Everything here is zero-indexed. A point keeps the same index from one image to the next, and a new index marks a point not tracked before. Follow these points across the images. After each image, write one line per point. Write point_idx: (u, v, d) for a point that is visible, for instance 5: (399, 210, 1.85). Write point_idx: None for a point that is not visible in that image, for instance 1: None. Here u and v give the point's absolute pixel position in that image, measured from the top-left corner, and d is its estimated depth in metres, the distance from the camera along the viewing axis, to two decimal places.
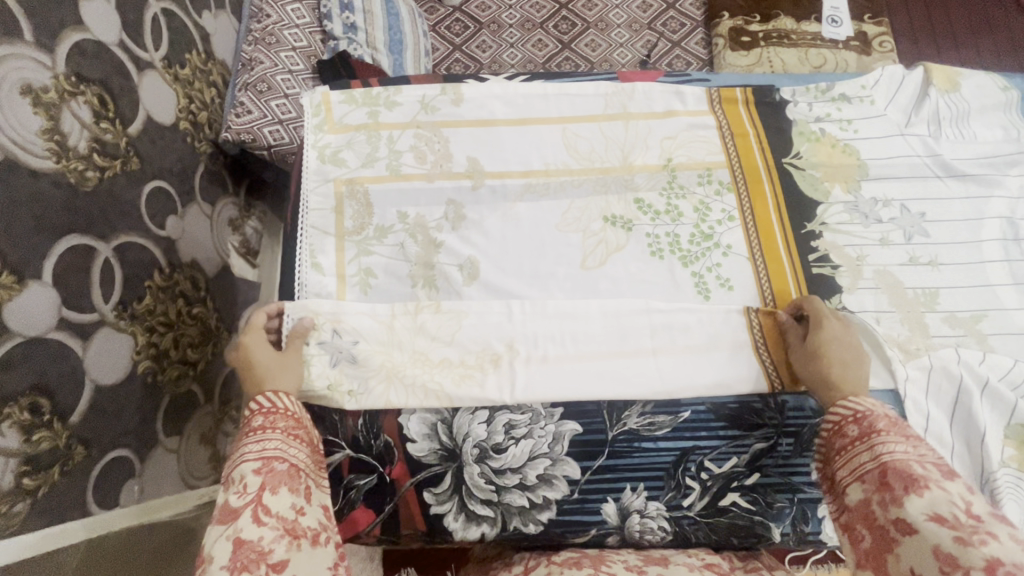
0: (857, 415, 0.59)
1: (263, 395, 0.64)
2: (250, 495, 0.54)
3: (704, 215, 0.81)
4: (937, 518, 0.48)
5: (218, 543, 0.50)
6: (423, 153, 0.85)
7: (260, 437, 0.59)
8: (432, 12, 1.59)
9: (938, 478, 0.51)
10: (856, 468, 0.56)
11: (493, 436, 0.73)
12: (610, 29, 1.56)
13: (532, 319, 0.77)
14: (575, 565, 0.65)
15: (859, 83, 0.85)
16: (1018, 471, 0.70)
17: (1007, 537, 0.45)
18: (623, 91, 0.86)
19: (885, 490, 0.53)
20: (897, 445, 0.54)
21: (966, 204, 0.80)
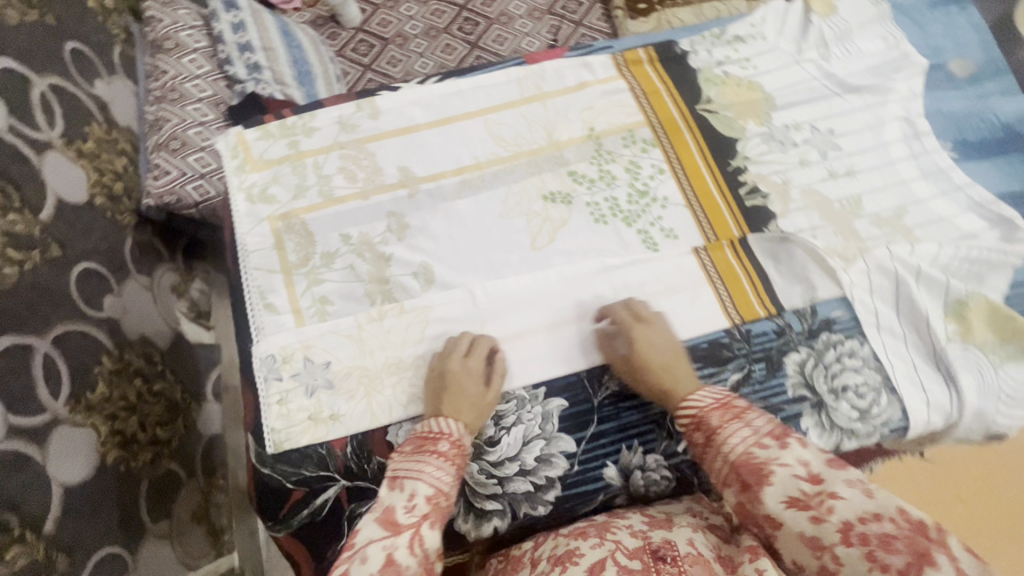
0: (696, 420, 0.61)
1: (441, 418, 0.66)
2: (416, 516, 0.57)
3: (636, 173, 0.84)
4: (792, 504, 0.52)
5: (373, 548, 0.53)
6: (352, 172, 0.84)
7: (441, 463, 0.61)
8: (335, 38, 1.57)
9: (776, 455, 0.55)
10: (715, 467, 0.59)
11: (484, 430, 0.73)
12: (513, 22, 1.58)
13: (496, 308, 0.78)
14: (581, 535, 0.62)
15: (748, 23, 0.90)
16: (964, 341, 0.75)
17: (846, 492, 0.50)
18: (534, 73, 0.88)
19: (745, 489, 0.55)
20: (735, 433, 0.58)
21: (867, 113, 0.86)
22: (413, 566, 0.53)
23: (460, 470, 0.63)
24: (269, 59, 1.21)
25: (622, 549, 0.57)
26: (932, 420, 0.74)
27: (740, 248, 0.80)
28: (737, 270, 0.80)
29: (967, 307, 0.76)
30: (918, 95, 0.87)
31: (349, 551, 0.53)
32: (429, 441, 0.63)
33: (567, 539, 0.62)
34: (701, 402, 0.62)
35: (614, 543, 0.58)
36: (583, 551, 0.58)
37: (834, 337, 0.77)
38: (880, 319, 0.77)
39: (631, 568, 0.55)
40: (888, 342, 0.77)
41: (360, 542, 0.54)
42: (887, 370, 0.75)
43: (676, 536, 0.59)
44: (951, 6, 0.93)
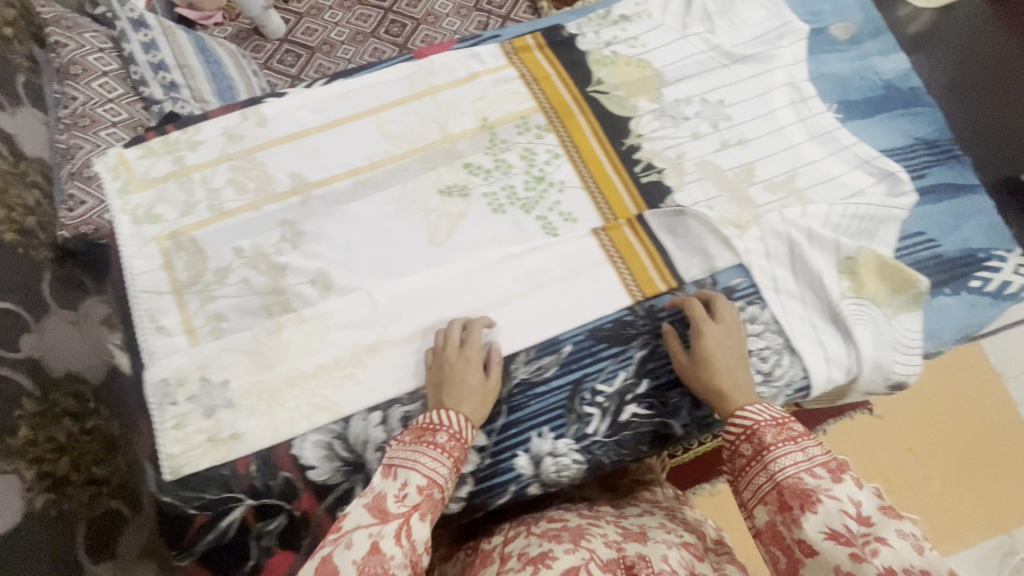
0: (748, 432, 0.61)
1: (445, 410, 0.65)
2: (407, 505, 0.56)
3: (532, 160, 0.83)
4: (832, 536, 0.51)
5: (359, 534, 0.53)
6: (241, 183, 0.82)
7: (438, 454, 0.61)
8: (260, 50, 1.56)
9: (827, 486, 0.53)
10: (756, 489, 0.59)
11: (392, 433, 0.72)
12: (440, 20, 1.60)
13: (397, 309, 0.76)
14: (554, 537, 0.63)
15: (632, 2, 0.90)
16: (858, 297, 0.77)
17: (896, 539, 0.48)
18: (423, 68, 0.87)
19: (785, 511, 0.55)
20: (788, 457, 0.57)
21: (754, 82, 0.87)
22: (399, 556, 0.53)
23: (456, 465, 0.63)
24: (187, 77, 1.14)
25: (594, 559, 0.58)
26: (833, 376, 0.75)
27: (638, 225, 0.81)
28: (637, 246, 0.80)
29: (859, 262, 0.77)
30: (801, 60, 0.88)
31: (336, 533, 0.53)
32: (427, 432, 0.63)
33: (540, 540, 0.63)
34: (753, 415, 0.62)
35: (587, 550, 0.59)
36: (555, 553, 0.59)
37: (735, 304, 0.78)
38: (778, 281, 0.79)
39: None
40: (788, 304, 0.78)
41: (348, 525, 0.54)
42: (788, 331, 0.77)
43: (651, 551, 0.61)
44: None
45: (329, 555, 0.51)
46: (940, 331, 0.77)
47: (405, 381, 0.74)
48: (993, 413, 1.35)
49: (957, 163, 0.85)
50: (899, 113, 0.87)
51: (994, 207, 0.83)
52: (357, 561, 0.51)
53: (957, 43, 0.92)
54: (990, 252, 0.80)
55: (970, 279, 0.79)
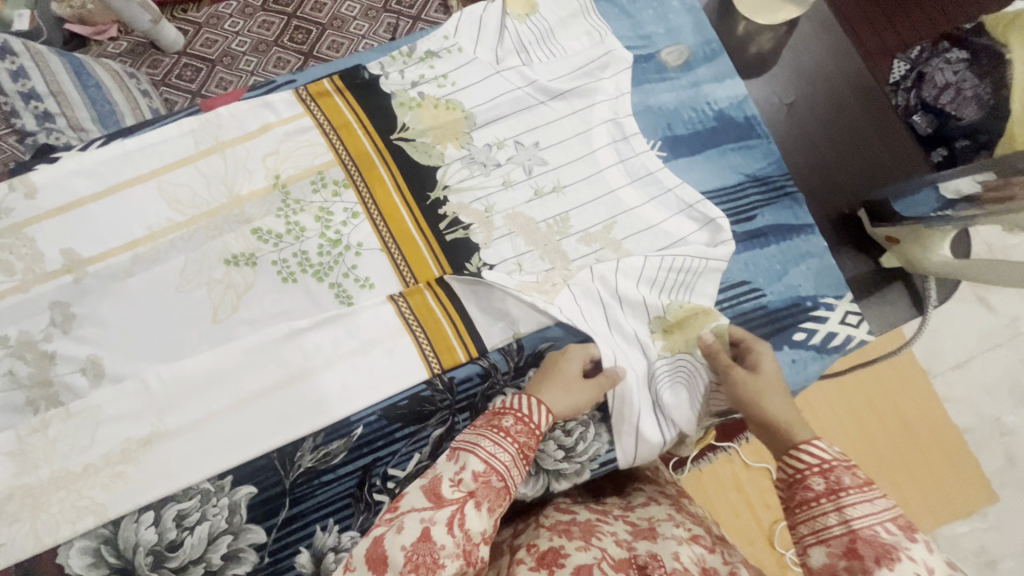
0: (823, 466, 0.50)
1: (519, 394, 0.59)
2: (462, 492, 0.51)
3: (328, 220, 0.77)
4: None
5: (411, 518, 0.48)
6: (8, 264, 0.74)
7: (500, 439, 0.54)
8: (155, 65, 1.40)
9: (906, 544, 0.43)
10: (819, 529, 0.47)
11: (164, 535, 0.67)
12: (347, 23, 1.46)
13: (174, 396, 0.71)
14: (564, 534, 0.58)
15: (440, 36, 0.83)
16: (674, 356, 0.72)
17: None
18: (209, 121, 0.80)
19: (852, 560, 0.44)
20: (865, 502, 0.46)
21: (572, 120, 0.80)
22: (450, 548, 0.48)
23: (523, 452, 0.56)
24: (63, 106, 1.04)
25: (608, 561, 0.54)
26: (642, 446, 0.70)
27: (439, 289, 0.74)
28: (438, 311, 0.74)
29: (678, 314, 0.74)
30: (625, 93, 0.81)
31: (391, 513, 0.50)
32: (493, 415, 0.57)
33: (551, 534, 0.59)
34: (827, 451, 0.51)
35: (601, 550, 0.55)
36: (568, 552, 0.55)
37: None
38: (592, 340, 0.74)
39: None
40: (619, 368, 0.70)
41: (403, 506, 0.50)
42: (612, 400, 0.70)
43: (662, 548, 0.55)
44: None
45: (382, 536, 0.48)
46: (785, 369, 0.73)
47: (180, 476, 0.69)
48: (905, 390, 1.35)
49: (791, 201, 0.79)
50: (729, 147, 0.81)
51: (828, 248, 0.78)
52: (407, 546, 0.46)
53: (795, 63, 0.85)
54: (817, 299, 0.75)
55: (796, 331, 0.74)
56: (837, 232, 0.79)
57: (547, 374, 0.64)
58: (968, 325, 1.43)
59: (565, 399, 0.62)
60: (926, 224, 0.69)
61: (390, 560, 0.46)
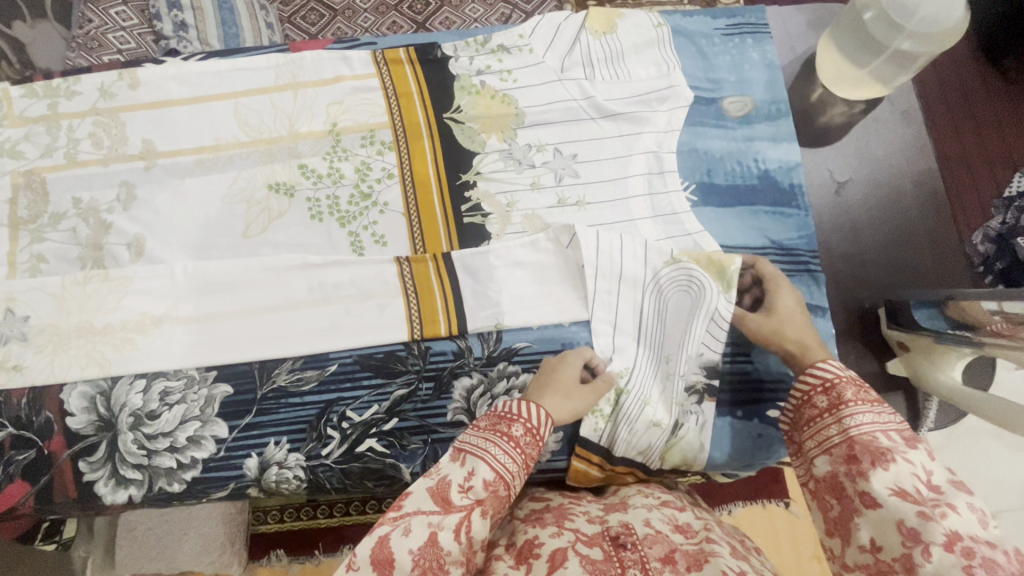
0: (826, 385, 0.61)
1: (526, 401, 0.61)
2: (470, 500, 0.54)
3: (365, 174, 0.83)
4: (900, 493, 0.51)
5: (419, 521, 0.52)
6: (99, 139, 0.86)
7: (510, 448, 0.57)
8: (286, 3, 1.52)
9: (903, 448, 0.54)
10: (824, 440, 0.59)
11: (148, 404, 0.76)
12: (464, 4, 1.53)
13: (192, 289, 0.80)
14: (539, 522, 0.62)
15: (515, 34, 0.87)
16: (687, 279, 0.75)
17: (965, 508, 0.49)
18: (293, 61, 0.88)
19: (852, 463, 0.55)
20: (864, 416, 0.57)
21: (617, 142, 0.82)
22: (455, 553, 0.52)
23: (527, 460, 0.58)
24: (198, 18, 1.15)
25: (580, 540, 0.57)
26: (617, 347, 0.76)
27: (442, 263, 0.78)
28: (434, 284, 0.78)
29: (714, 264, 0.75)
30: (675, 130, 0.82)
31: (396, 512, 0.53)
32: (502, 421, 0.59)
33: (525, 526, 0.62)
34: (830, 371, 0.61)
35: (573, 533, 0.58)
36: (542, 540, 0.58)
37: (510, 368, 0.76)
38: (570, 345, 0.76)
39: (591, 557, 0.55)
40: (625, 297, 0.76)
41: (409, 508, 0.53)
42: (614, 319, 0.76)
43: (633, 518, 0.61)
44: (745, 38, 0.86)
45: (387, 537, 0.51)
46: None
47: (175, 358, 0.77)
48: None
49: (811, 278, 0.76)
50: (763, 210, 0.79)
51: (834, 337, 0.75)
52: (415, 552, 0.50)
53: (861, 143, 0.83)
54: None
55: None
56: (850, 322, 0.78)
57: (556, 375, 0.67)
58: (1010, 474, 1.27)
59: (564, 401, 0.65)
60: (936, 339, 0.68)
61: (396, 563, 0.50)
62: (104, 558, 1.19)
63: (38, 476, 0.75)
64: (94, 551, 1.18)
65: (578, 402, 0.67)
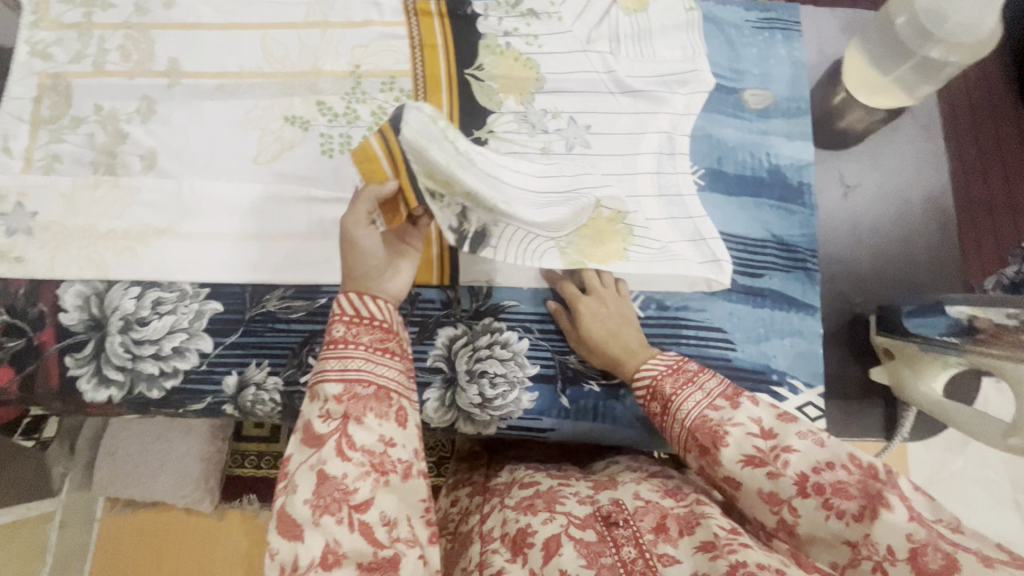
0: (651, 388, 0.62)
1: (343, 295, 0.60)
2: (335, 421, 0.54)
3: (379, 119, 0.84)
4: (748, 461, 0.55)
5: (303, 473, 0.53)
6: (128, 52, 0.88)
7: (345, 351, 0.57)
8: None
9: (731, 415, 0.57)
10: (678, 438, 0.60)
11: (140, 309, 0.77)
12: None
13: (196, 206, 0.81)
14: (530, 510, 0.61)
15: (547, 0, 0.86)
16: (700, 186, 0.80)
17: (800, 443, 0.54)
18: (326, 0, 0.89)
19: (706, 453, 0.57)
20: (689, 401, 0.60)
21: (632, 119, 0.82)
22: (353, 472, 0.53)
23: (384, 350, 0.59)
24: None
25: (573, 523, 0.58)
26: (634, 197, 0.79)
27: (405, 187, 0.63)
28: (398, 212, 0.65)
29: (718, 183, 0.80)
30: (692, 114, 0.82)
31: (285, 480, 0.54)
32: (326, 335, 0.59)
33: (514, 512, 0.62)
34: (651, 371, 0.64)
35: (564, 516, 0.58)
36: (535, 528, 0.58)
37: (495, 324, 0.76)
38: (557, 310, 0.76)
39: (585, 541, 0.55)
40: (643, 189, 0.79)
41: (291, 467, 0.54)
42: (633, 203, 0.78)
43: (622, 495, 0.61)
44: (775, 33, 0.86)
45: (283, 508, 0.52)
46: (794, 376, 0.73)
47: (172, 271, 0.79)
48: None
49: (806, 276, 0.76)
50: (768, 203, 0.79)
51: (820, 337, 0.75)
52: (308, 499, 0.52)
53: (875, 153, 0.82)
54: (784, 377, 0.73)
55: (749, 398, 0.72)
56: (841, 328, 0.76)
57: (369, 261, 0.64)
58: (988, 513, 1.25)
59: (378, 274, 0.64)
60: (922, 346, 0.67)
61: (298, 519, 0.52)
62: (82, 478, 1.22)
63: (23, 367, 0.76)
64: (72, 470, 1.22)
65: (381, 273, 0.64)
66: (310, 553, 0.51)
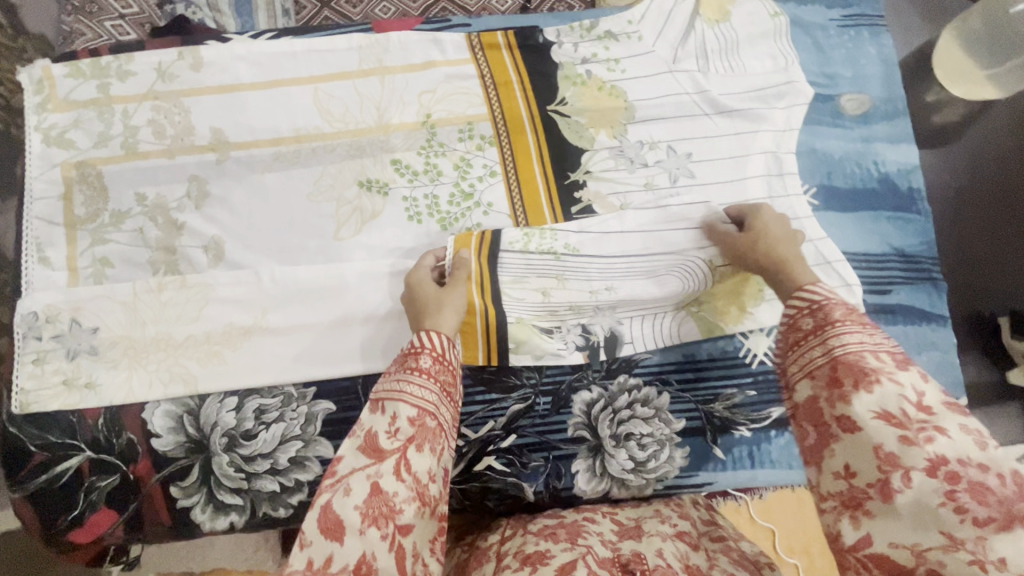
0: (814, 307, 0.53)
1: (427, 331, 0.59)
2: (401, 441, 0.51)
3: (465, 171, 0.77)
4: (883, 416, 0.45)
5: (357, 479, 0.49)
6: (161, 127, 0.77)
7: (423, 380, 0.55)
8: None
9: (891, 369, 0.47)
10: (808, 364, 0.51)
11: (243, 423, 0.70)
12: None
13: (281, 296, 0.73)
14: (551, 537, 0.57)
15: (624, 19, 0.80)
16: (815, 206, 0.76)
17: (957, 431, 0.42)
18: (378, 42, 0.80)
19: (835, 385, 0.48)
20: (854, 336, 0.49)
21: (733, 141, 0.77)
22: (403, 493, 0.49)
23: (446, 387, 0.57)
24: None
25: (591, 556, 0.52)
26: None
27: (491, 309, 0.70)
28: (476, 326, 0.70)
29: (832, 200, 0.77)
30: (794, 129, 0.78)
31: (332, 478, 0.49)
32: (408, 358, 0.57)
33: (536, 539, 0.57)
34: (819, 294, 0.53)
35: (585, 548, 0.54)
36: (553, 552, 0.53)
37: (631, 382, 0.72)
38: (692, 357, 0.73)
39: (600, 573, 0.49)
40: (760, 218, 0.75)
41: (342, 471, 0.49)
42: None
43: (646, 547, 0.55)
44: (861, 30, 0.82)
45: (329, 504, 0.47)
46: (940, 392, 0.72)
47: (270, 374, 0.71)
48: None
49: (932, 286, 0.75)
50: (885, 215, 0.77)
51: (953, 346, 0.74)
52: (360, 505, 0.47)
53: (979, 146, 0.80)
54: None
55: None
56: (969, 335, 0.76)
57: (418, 304, 0.65)
58: None
59: (451, 311, 0.64)
60: None
61: (345, 522, 0.46)
62: None
63: (124, 505, 0.69)
64: None
65: (446, 305, 0.64)
66: (343, 559, 0.45)
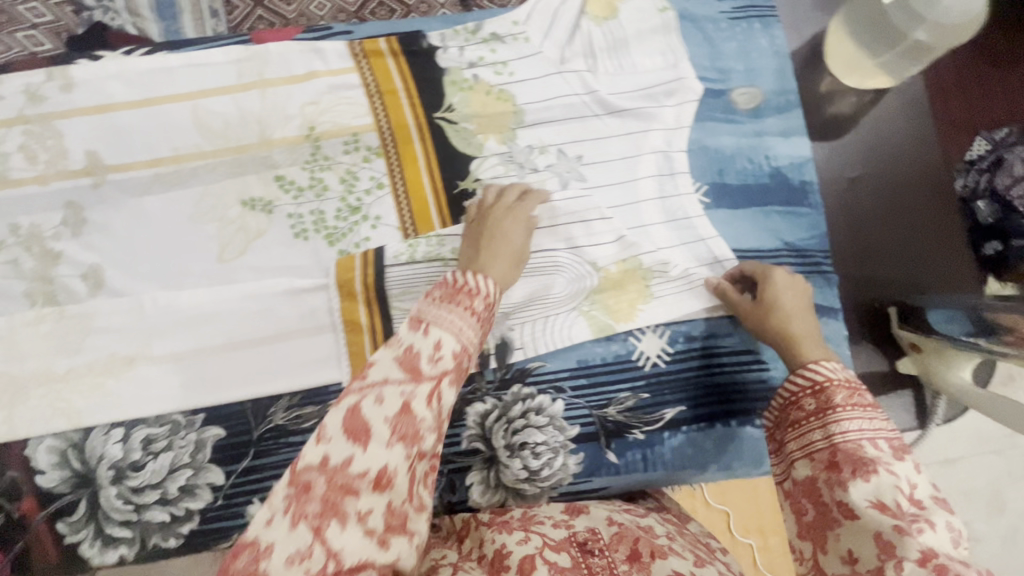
0: (817, 387, 0.52)
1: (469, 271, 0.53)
2: (441, 368, 0.45)
3: (351, 185, 0.75)
4: (880, 505, 0.43)
5: (391, 390, 0.43)
6: (33, 152, 0.74)
7: (462, 314, 0.48)
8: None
9: (888, 459, 0.45)
10: (807, 445, 0.50)
11: (130, 454, 0.69)
12: None
13: (165, 323, 0.71)
14: (506, 527, 0.55)
15: (509, 20, 0.79)
16: (705, 203, 0.76)
17: (943, 527, 0.40)
18: (258, 55, 0.77)
19: (833, 470, 0.46)
20: (855, 421, 0.48)
21: (623, 142, 0.76)
22: (428, 420, 0.43)
23: (483, 333, 0.51)
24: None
25: (548, 544, 0.52)
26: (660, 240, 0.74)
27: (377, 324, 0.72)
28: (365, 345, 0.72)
29: (723, 197, 0.77)
30: (684, 126, 0.77)
31: (361, 382, 0.43)
32: (459, 291, 0.50)
33: (492, 531, 0.56)
34: (821, 373, 0.52)
35: (540, 537, 0.53)
36: (511, 547, 0.52)
37: (524, 391, 0.72)
38: (585, 362, 0.73)
39: (560, 565, 0.50)
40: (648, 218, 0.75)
41: (374, 377, 0.43)
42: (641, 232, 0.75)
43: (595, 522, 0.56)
44: (752, 21, 0.81)
45: (357, 406, 0.42)
46: None
47: (156, 403, 0.70)
48: None
49: (823, 280, 0.75)
50: (776, 210, 0.77)
51: (845, 339, 0.75)
52: (390, 418, 0.42)
53: (870, 137, 0.81)
54: None
55: None
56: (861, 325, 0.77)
57: (496, 242, 0.65)
58: None
59: (501, 261, 0.63)
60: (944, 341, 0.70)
61: (372, 431, 0.41)
62: None
63: (10, 544, 0.67)
64: None
65: (513, 254, 0.65)
66: (365, 465, 0.40)
